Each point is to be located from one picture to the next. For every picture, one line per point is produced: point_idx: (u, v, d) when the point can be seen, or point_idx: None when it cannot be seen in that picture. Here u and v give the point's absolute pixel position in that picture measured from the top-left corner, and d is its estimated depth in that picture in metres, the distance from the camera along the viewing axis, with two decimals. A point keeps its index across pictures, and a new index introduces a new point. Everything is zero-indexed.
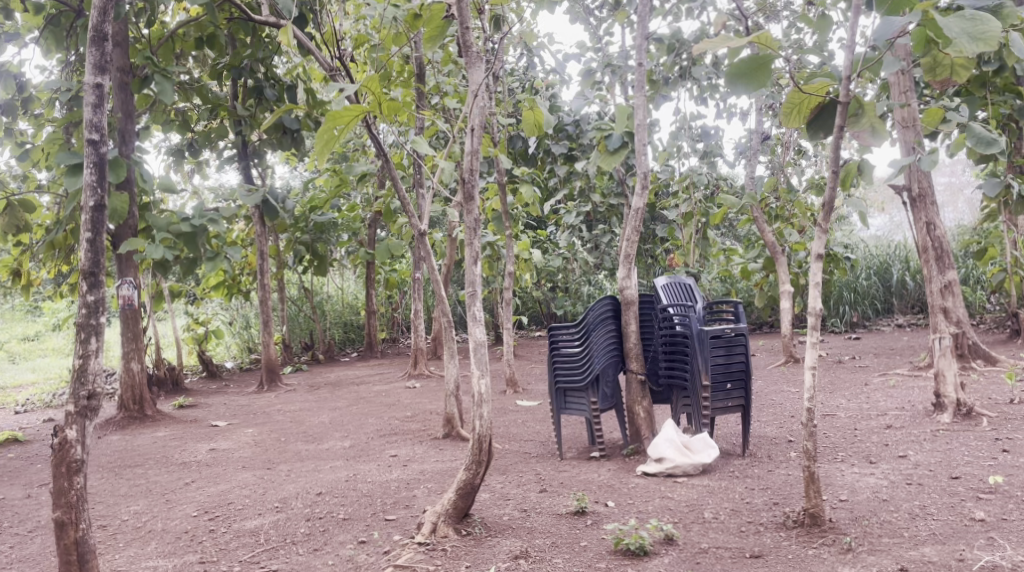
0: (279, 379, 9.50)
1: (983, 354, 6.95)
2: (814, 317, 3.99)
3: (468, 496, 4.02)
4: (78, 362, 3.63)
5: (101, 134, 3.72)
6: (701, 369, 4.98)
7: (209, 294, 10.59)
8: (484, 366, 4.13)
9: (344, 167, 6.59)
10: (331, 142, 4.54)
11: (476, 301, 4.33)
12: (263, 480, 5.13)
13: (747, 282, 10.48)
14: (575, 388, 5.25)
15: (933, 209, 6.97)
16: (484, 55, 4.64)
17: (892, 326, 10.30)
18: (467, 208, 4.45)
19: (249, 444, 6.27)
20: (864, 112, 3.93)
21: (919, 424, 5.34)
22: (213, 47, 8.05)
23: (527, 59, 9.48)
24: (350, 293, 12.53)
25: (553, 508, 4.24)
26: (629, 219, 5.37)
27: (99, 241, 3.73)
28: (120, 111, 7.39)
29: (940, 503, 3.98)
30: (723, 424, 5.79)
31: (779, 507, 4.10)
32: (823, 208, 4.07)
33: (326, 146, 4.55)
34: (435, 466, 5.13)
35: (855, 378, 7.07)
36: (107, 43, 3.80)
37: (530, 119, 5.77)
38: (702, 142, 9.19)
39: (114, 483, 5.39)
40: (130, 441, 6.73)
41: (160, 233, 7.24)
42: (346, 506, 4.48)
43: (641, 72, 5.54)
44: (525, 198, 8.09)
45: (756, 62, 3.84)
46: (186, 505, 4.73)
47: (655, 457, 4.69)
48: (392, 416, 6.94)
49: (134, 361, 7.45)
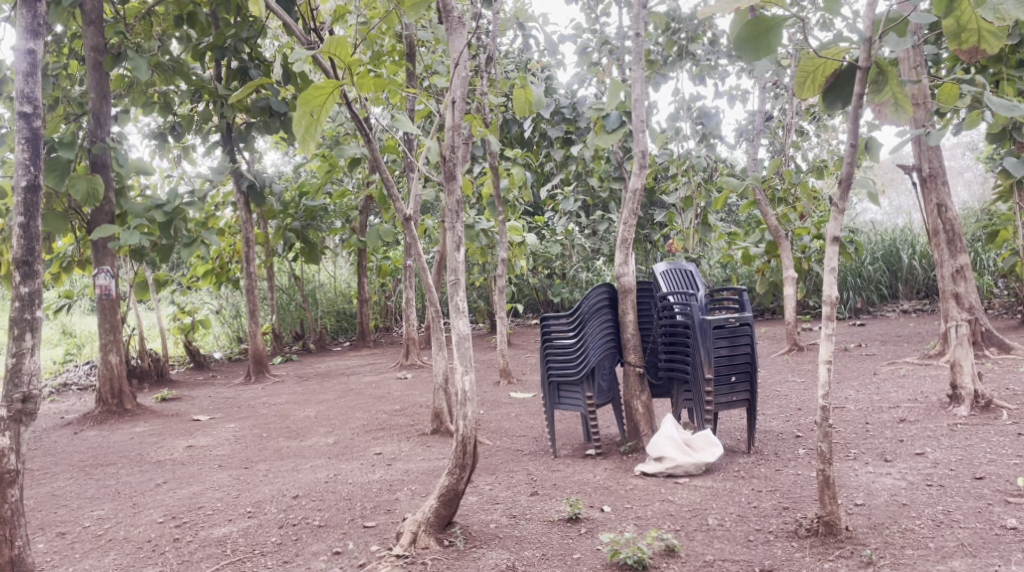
0: (266, 370, 9.19)
1: (996, 342, 6.61)
2: (830, 306, 3.67)
3: (451, 503, 3.72)
4: (11, 362, 3.41)
5: (33, 106, 3.47)
6: (704, 361, 4.67)
7: (197, 283, 10.26)
8: (468, 360, 3.83)
9: (333, 152, 6.26)
10: (313, 126, 4.21)
11: (459, 290, 4.01)
12: (239, 481, 4.83)
13: (748, 268, 10.18)
14: (568, 380, 4.95)
15: (945, 189, 6.66)
16: (467, 21, 4.30)
17: (898, 312, 9.98)
18: (449, 190, 4.14)
19: (229, 441, 5.97)
20: (886, 79, 3.58)
21: (934, 417, 5.04)
22: (194, 26, 7.64)
23: (521, 39, 9.13)
24: (342, 281, 12.21)
25: (545, 514, 3.93)
26: (626, 202, 5.04)
27: (33, 225, 3.49)
28: (93, 92, 7.04)
29: (966, 508, 3.68)
30: (727, 418, 5.49)
31: (789, 513, 3.80)
32: (840, 184, 3.72)
33: (306, 132, 4.22)
34: (421, 466, 4.83)
35: (863, 367, 6.77)
36: (40, 3, 3.51)
37: (522, 98, 5.35)
38: (701, 123, 8.87)
39: (81, 484, 5.09)
40: (106, 437, 6.42)
41: (134, 219, 6.92)
42: (323, 511, 4.18)
43: (636, 45, 5.18)
44: (518, 180, 7.76)
45: (762, 26, 3.52)
46: (153, 510, 4.42)
47: (654, 456, 4.37)
48: (380, 410, 6.63)
49: (112, 353, 7.10)
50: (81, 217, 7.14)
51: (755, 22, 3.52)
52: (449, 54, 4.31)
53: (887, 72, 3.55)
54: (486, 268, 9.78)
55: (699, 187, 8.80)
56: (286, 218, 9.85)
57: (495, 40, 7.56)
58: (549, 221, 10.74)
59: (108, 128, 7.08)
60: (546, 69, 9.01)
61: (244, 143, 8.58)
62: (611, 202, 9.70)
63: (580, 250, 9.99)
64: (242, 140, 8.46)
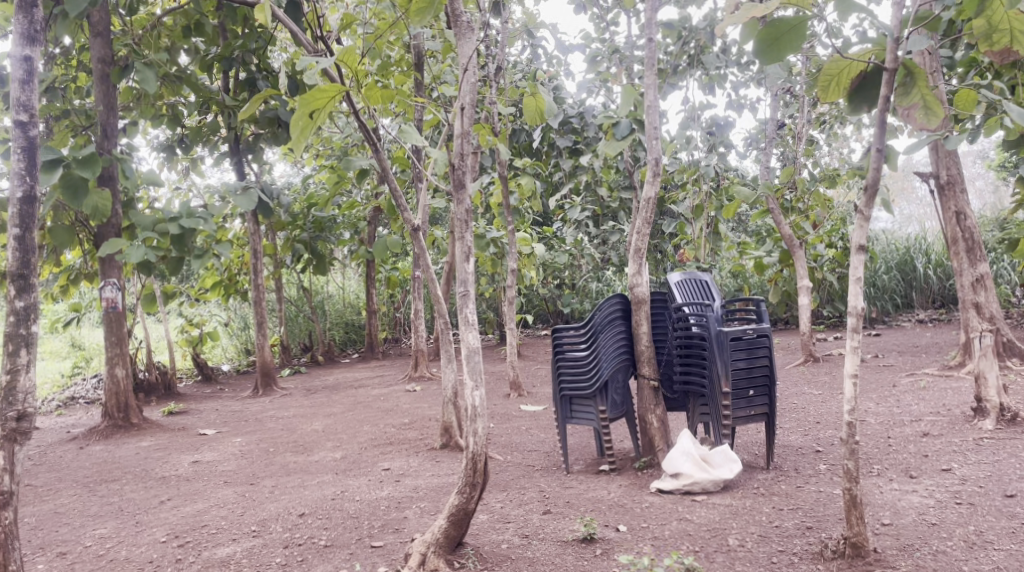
0: (275, 383, 9.07)
1: (1018, 353, 6.46)
2: (855, 318, 3.54)
3: (461, 523, 3.61)
4: (5, 379, 3.34)
5: (29, 114, 3.41)
6: (721, 375, 4.54)
7: (205, 295, 10.17)
8: (478, 375, 3.72)
9: (341, 163, 6.17)
10: (308, 129, 4.08)
11: (468, 302, 3.90)
12: (245, 498, 4.71)
13: (761, 278, 10.03)
14: (581, 395, 4.83)
15: (963, 197, 6.53)
16: (475, 25, 4.19)
17: (913, 321, 9.83)
18: (458, 199, 4.02)
19: (235, 456, 5.86)
20: (915, 81, 3.46)
21: (959, 431, 4.90)
22: (202, 36, 7.55)
23: (530, 49, 9.03)
24: (351, 292, 12.10)
25: (558, 534, 3.81)
26: (639, 210, 4.93)
27: (28, 237, 3.43)
28: (101, 104, 6.97)
29: (999, 529, 3.55)
30: (743, 433, 5.36)
31: (813, 533, 3.67)
32: (865, 191, 3.60)
33: (302, 134, 4.08)
34: (430, 482, 4.71)
35: (882, 378, 6.62)
36: (36, 8, 3.47)
37: (533, 106, 5.25)
38: (712, 131, 8.74)
39: (85, 501, 4.98)
40: (111, 452, 6.31)
41: (144, 232, 6.82)
42: (329, 530, 4.06)
43: (649, 51, 5.06)
44: (527, 190, 7.66)
45: (783, 28, 3.40)
46: (156, 528, 4.31)
47: (670, 472, 4.24)
48: (389, 424, 6.51)
49: (119, 366, 6.99)
50: (88, 229, 7.05)
51: (776, 24, 3.39)
52: (458, 60, 4.21)
53: (915, 74, 3.43)
54: (496, 279, 9.65)
55: (709, 197, 8.66)
56: (294, 230, 9.76)
57: (505, 49, 7.46)
58: (558, 231, 10.63)
59: (116, 140, 7.00)
60: (555, 79, 8.90)
61: (253, 154, 8.50)
62: (621, 211, 9.43)
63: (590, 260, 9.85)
64: (250, 151, 8.38)
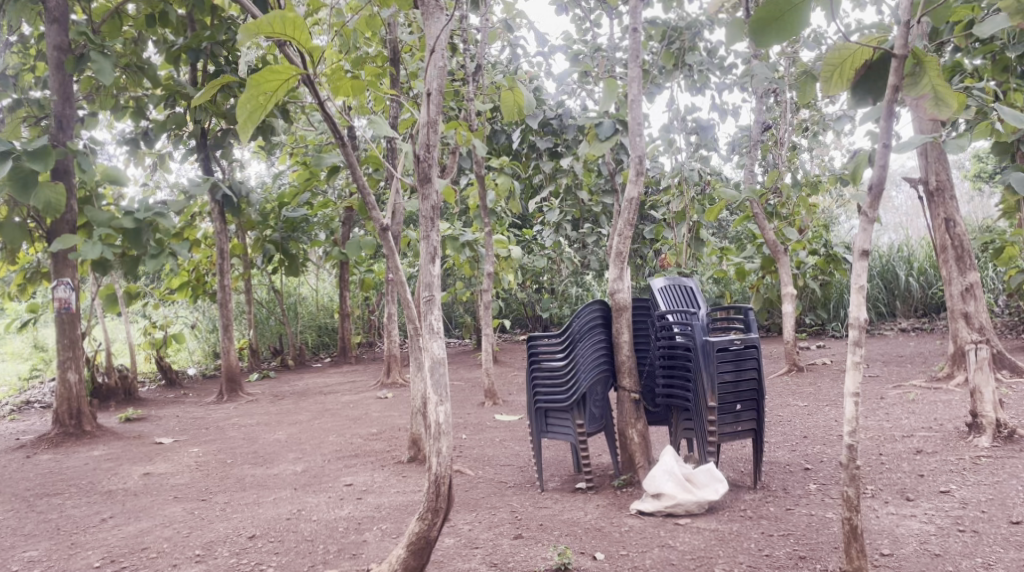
0: (241, 388, 8.69)
1: (1009, 364, 6.21)
2: (857, 330, 3.26)
3: (422, 553, 3.43)
4: None
5: None
6: (707, 388, 4.26)
7: (171, 296, 9.77)
8: (443, 389, 3.47)
9: (310, 159, 5.79)
10: (259, 111, 3.73)
11: (434, 308, 3.59)
12: (193, 517, 4.37)
13: (742, 284, 9.77)
14: (557, 408, 4.52)
15: (953, 204, 6.24)
16: (445, 5, 3.88)
17: (896, 329, 9.60)
18: (424, 195, 3.70)
19: (189, 468, 5.50)
20: (924, 70, 3.22)
21: (954, 449, 4.64)
22: (166, 26, 7.15)
23: (509, 48, 8.72)
24: (324, 294, 11.76)
25: (530, 563, 3.52)
26: (621, 211, 4.62)
27: None
28: (55, 93, 6.49)
29: (1009, 562, 3.30)
30: (728, 448, 5.08)
31: (807, 564, 3.41)
32: (869, 192, 3.32)
33: (250, 117, 3.72)
34: (394, 500, 4.40)
35: (870, 389, 6.35)
36: None
37: (511, 100, 4.96)
38: (696, 135, 8.43)
39: (21, 518, 4.62)
40: (59, 462, 5.93)
41: (99, 229, 6.39)
42: (279, 555, 3.79)
43: (632, 43, 4.75)
44: (503, 192, 7.33)
45: (781, 8, 3.11)
46: (92, 551, 3.98)
47: (652, 492, 3.94)
48: (355, 433, 6.18)
49: (71, 371, 6.58)
50: (42, 226, 6.64)
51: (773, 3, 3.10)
52: (426, 41, 3.88)
53: (926, 62, 3.19)
54: (473, 282, 9.34)
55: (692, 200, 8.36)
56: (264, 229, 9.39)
57: (483, 48, 7.16)
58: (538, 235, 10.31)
59: (72, 133, 6.54)
60: (536, 80, 8.61)
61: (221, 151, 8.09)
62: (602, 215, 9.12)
63: (569, 264, 9.54)
64: (217, 147, 7.99)
